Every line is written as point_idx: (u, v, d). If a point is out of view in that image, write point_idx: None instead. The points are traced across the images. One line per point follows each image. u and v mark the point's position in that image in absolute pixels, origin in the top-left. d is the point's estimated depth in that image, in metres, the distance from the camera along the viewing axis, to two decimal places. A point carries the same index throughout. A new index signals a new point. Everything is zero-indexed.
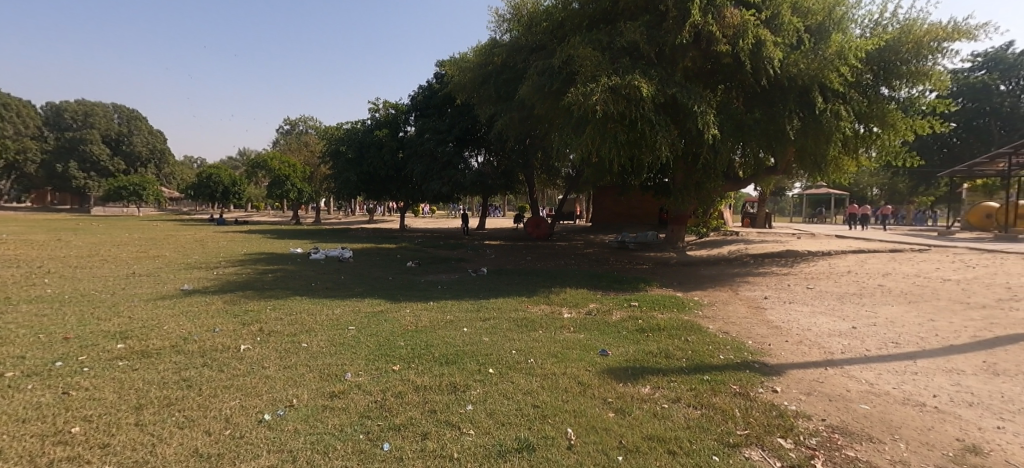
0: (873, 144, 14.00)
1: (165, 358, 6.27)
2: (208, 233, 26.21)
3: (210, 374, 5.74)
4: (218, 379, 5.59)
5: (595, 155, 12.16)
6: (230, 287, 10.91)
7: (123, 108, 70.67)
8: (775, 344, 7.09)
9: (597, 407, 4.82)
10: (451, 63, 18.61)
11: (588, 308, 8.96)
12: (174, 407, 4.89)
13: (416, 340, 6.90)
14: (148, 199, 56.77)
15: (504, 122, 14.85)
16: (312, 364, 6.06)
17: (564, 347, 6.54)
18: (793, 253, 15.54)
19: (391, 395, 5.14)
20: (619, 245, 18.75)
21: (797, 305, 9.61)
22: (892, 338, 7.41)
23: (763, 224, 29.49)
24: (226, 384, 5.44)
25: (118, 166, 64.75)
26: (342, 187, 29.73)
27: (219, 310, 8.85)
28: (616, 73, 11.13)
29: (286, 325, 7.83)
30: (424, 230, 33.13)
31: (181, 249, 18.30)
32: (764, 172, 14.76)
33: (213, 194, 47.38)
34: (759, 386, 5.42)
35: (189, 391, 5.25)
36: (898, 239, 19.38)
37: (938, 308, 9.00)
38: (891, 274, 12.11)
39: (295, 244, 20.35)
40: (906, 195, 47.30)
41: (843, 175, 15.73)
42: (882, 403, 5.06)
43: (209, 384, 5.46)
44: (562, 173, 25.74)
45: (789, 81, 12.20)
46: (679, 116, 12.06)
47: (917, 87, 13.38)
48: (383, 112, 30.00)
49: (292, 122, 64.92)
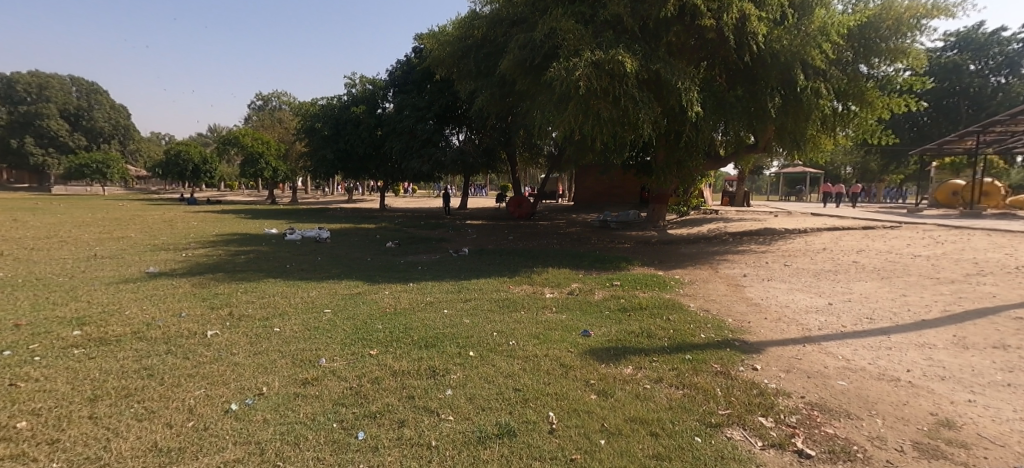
0: (851, 122, 14.12)
1: (125, 346, 6.02)
2: (178, 213, 25.46)
3: (175, 362, 5.53)
4: (182, 368, 5.38)
5: (576, 133, 12.01)
6: (200, 270, 10.58)
7: (84, 82, 67.73)
8: (754, 321, 7.14)
9: (578, 390, 4.77)
10: (429, 36, 18.11)
11: (570, 287, 8.91)
12: (134, 398, 4.69)
13: (395, 323, 6.76)
14: (113, 177, 54.94)
15: (483, 98, 14.56)
16: (285, 350, 5.89)
17: (545, 328, 6.48)
18: (771, 231, 15.69)
19: (368, 381, 5.02)
20: (599, 223, 18.74)
21: (775, 283, 9.70)
22: (867, 314, 7.52)
23: (740, 202, 29.80)
24: (192, 372, 5.25)
25: (79, 142, 62.44)
26: (318, 165, 29.10)
27: (186, 294, 8.56)
28: (597, 48, 10.92)
29: (258, 308, 7.61)
30: (403, 209, 32.70)
31: (148, 230, 17.69)
32: (744, 151, 14.80)
33: (182, 173, 46.00)
34: (739, 364, 5.43)
35: (150, 381, 5.04)
36: (871, 217, 19.76)
37: (910, 284, 9.17)
38: (864, 251, 12.32)
39: (269, 224, 19.84)
40: (877, 174, 48.23)
41: (820, 154, 15.88)
42: (858, 379, 5.12)
43: (172, 373, 5.25)
44: (542, 151, 25.55)
45: (771, 59, 12.15)
46: (660, 93, 11.94)
47: (896, 64, 13.47)
48: (359, 87, 29.27)
49: (263, 98, 63.05)
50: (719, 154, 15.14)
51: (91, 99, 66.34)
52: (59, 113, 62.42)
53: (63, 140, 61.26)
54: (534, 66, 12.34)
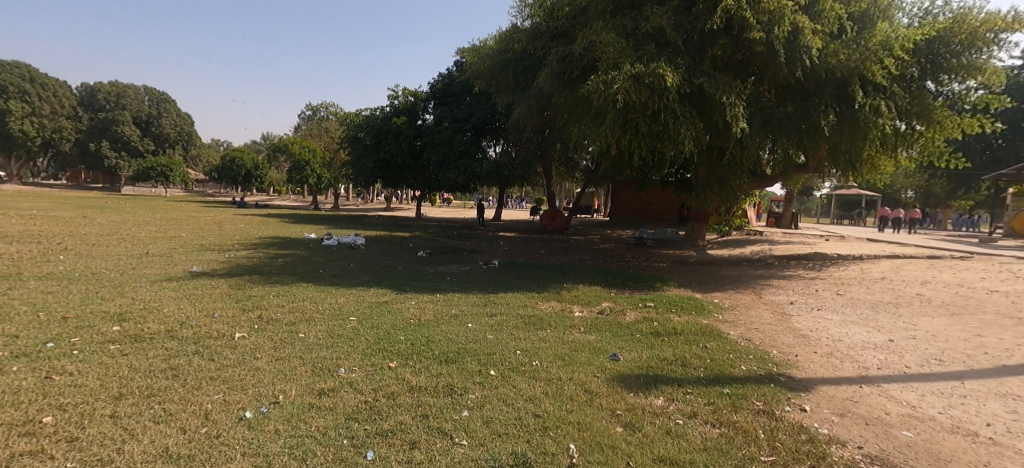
0: (915, 143, 13.12)
1: (157, 344, 6.01)
2: (229, 215, 26.38)
3: (200, 363, 5.45)
4: (206, 370, 5.28)
5: (616, 147, 11.62)
6: (237, 271, 10.73)
7: (154, 90, 72.00)
8: (803, 355, 6.52)
9: (605, 421, 4.36)
10: (470, 49, 18.15)
11: (601, 307, 8.48)
12: (155, 398, 4.59)
13: (417, 335, 6.53)
14: (175, 180, 57.88)
15: (521, 110, 14.38)
16: (306, 357, 5.73)
17: (571, 349, 6.09)
18: (822, 256, 14.71)
19: (383, 395, 4.77)
20: (636, 241, 18.12)
21: (826, 313, 8.96)
22: (934, 354, 6.76)
23: (789, 224, 28.39)
24: (214, 375, 5.14)
25: (146, 146, 66.25)
26: (359, 173, 29.63)
27: (222, 294, 8.62)
28: (640, 60, 10.54)
29: (286, 312, 7.55)
30: (441, 219, 32.87)
31: (198, 230, 18.31)
32: (794, 170, 13.99)
33: (236, 177, 47.97)
34: (786, 403, 4.89)
35: (174, 382, 4.95)
36: (936, 245, 18.31)
37: (985, 323, 8.28)
38: (930, 283, 11.32)
39: (311, 230, 20.18)
40: (943, 199, 45.24)
41: (879, 176, 14.86)
42: (927, 431, 4.50)
43: (196, 375, 5.15)
44: (580, 166, 25.16)
45: (827, 73, 11.45)
46: (706, 108, 11.42)
47: (969, 81, 12.44)
48: (401, 98, 29.78)
49: (314, 108, 65.08)
50: (765, 173, 14.39)
51: (160, 106, 70.31)
52: (131, 119, 66.47)
53: (133, 144, 65.11)
54: (573, 78, 12.08)
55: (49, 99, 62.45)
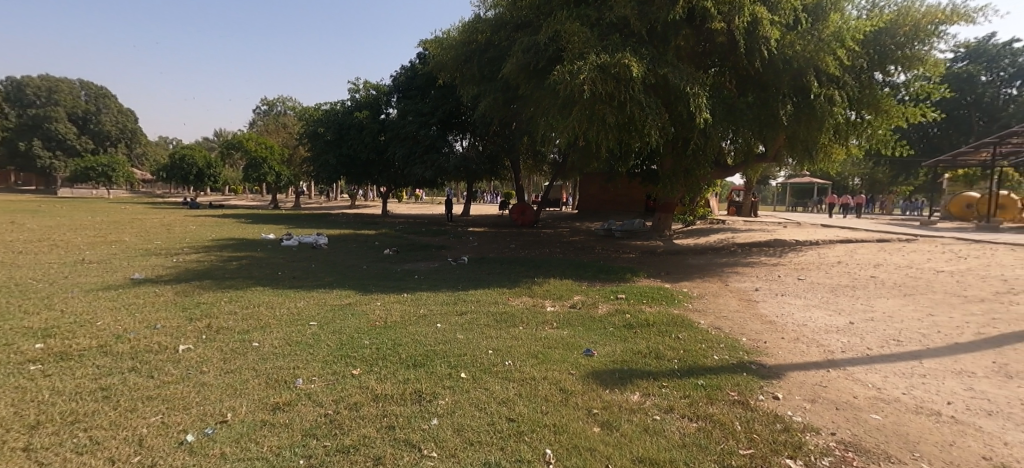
0: (864, 132, 13.59)
1: (88, 362, 5.55)
2: (178, 217, 25.16)
3: (137, 382, 5.05)
4: (143, 389, 4.90)
5: (582, 138, 11.55)
6: (186, 277, 10.14)
7: (91, 85, 68.18)
8: (771, 342, 6.59)
9: (581, 421, 4.25)
10: (433, 41, 17.75)
11: (572, 300, 8.39)
12: (80, 425, 4.21)
13: (383, 338, 6.27)
14: (118, 181, 54.89)
15: (486, 103, 14.15)
16: (260, 368, 5.40)
17: (544, 346, 5.96)
18: (781, 242, 15.09)
19: (345, 407, 4.52)
20: (604, 232, 18.17)
21: (790, 298, 9.14)
22: (893, 335, 6.96)
23: (748, 212, 29.18)
24: (152, 395, 4.76)
25: (85, 145, 62.64)
26: (321, 170, 28.79)
27: (166, 303, 8.09)
28: (605, 50, 10.49)
29: (239, 320, 7.14)
30: (406, 215, 32.29)
31: (144, 234, 17.34)
32: (754, 160, 14.27)
33: (186, 176, 45.88)
34: (759, 392, 4.89)
35: (103, 405, 4.55)
36: (885, 229, 19.10)
37: (936, 302, 8.61)
38: (883, 265, 11.74)
39: (268, 230, 19.43)
40: (887, 185, 47.39)
41: (831, 163, 15.33)
42: (894, 413, 4.58)
43: (130, 395, 4.76)
44: (547, 159, 25.12)
45: (784, 64, 11.67)
46: (669, 98, 11.46)
47: (912, 72, 12.97)
48: (363, 92, 29.03)
49: (268, 103, 62.84)
50: (725, 163, 14.62)
51: (99, 102, 66.61)
52: (67, 116, 62.75)
53: (70, 143, 61.37)
54: (538, 69, 11.86)
55: None
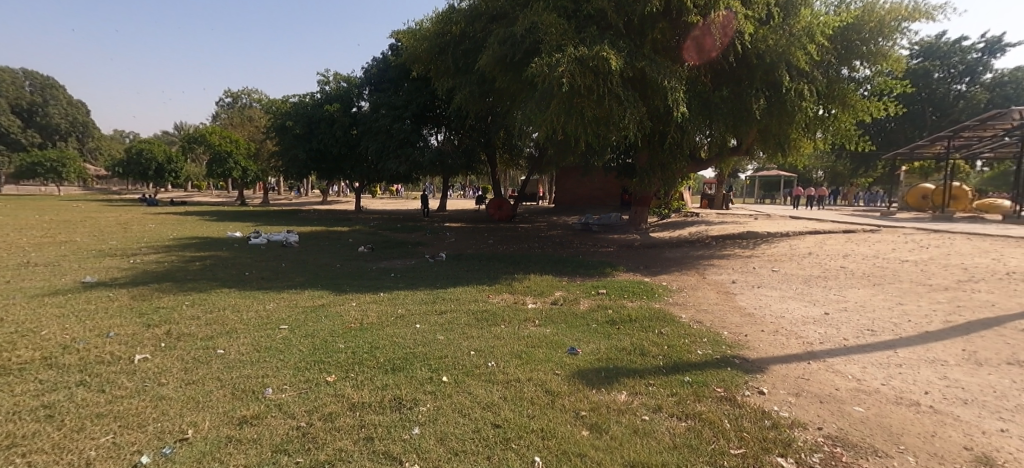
0: (830, 126, 13.87)
1: (30, 376, 5.18)
2: (136, 214, 24.09)
3: (86, 397, 4.73)
4: (92, 405, 4.59)
5: (559, 132, 11.42)
6: (145, 279, 9.65)
7: (37, 75, 64.78)
8: (752, 334, 6.62)
9: (568, 425, 4.15)
10: (405, 33, 17.33)
11: (553, 297, 8.29)
12: (18, 449, 3.92)
13: (359, 341, 6.05)
14: (69, 177, 52.31)
15: (460, 96, 13.91)
16: (225, 378, 5.14)
17: (528, 345, 5.84)
18: (753, 234, 15.32)
19: (319, 418, 4.32)
20: (580, 226, 18.16)
21: (766, 290, 9.25)
22: (867, 325, 7.09)
23: (719, 205, 29.81)
24: (103, 411, 4.47)
25: (32, 139, 59.57)
26: (289, 165, 28.00)
27: (121, 309, 7.66)
28: (582, 43, 10.41)
29: (202, 325, 6.81)
30: (379, 211, 31.74)
31: (99, 233, 16.55)
32: (727, 153, 14.41)
33: (144, 172, 44.07)
34: (744, 388, 4.88)
35: (46, 425, 4.25)
36: (850, 220, 19.65)
37: (904, 292, 8.83)
38: (851, 256, 12.01)
39: (233, 227, 18.78)
40: (847, 178, 48.77)
41: (800, 157, 15.60)
42: (875, 404, 4.63)
43: (78, 413, 4.45)
44: (523, 153, 24.97)
45: (757, 59, 11.81)
46: (645, 91, 11.42)
47: (876, 67, 13.26)
48: (333, 84, 28.33)
49: (232, 95, 60.92)
50: (699, 157, 14.74)
51: (47, 94, 63.56)
52: (11, 108, 59.57)
53: (15, 137, 58.20)
54: (514, 62, 11.67)
55: None
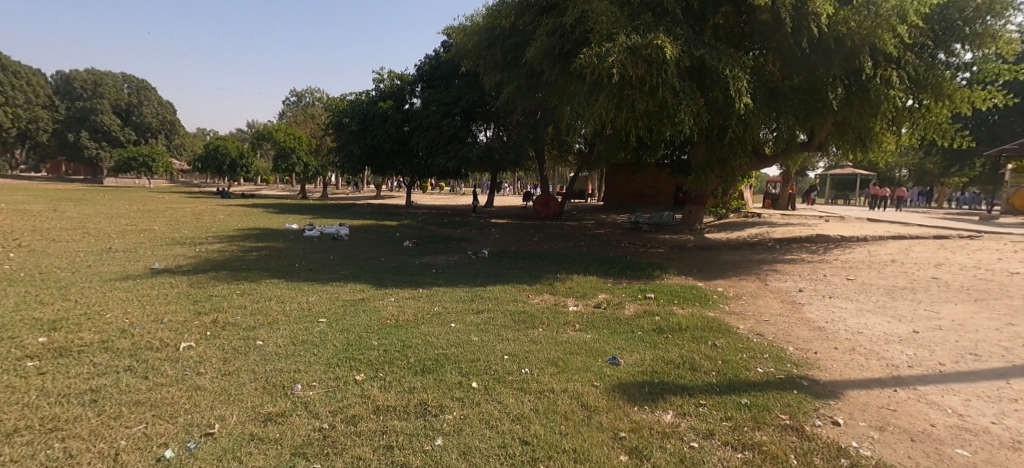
0: (919, 119, 12.38)
1: (85, 359, 5.20)
2: (211, 206, 25.47)
3: (130, 383, 4.64)
4: (134, 392, 4.48)
5: (611, 126, 10.77)
6: (204, 267, 9.94)
7: (133, 78, 70.55)
8: (823, 352, 5.82)
9: (605, 448, 3.65)
10: (457, 29, 17.20)
11: (596, 299, 7.76)
12: (59, 433, 3.83)
13: (392, 339, 5.79)
14: (158, 171, 56.44)
15: (509, 91, 13.56)
16: (259, 370, 4.97)
17: (565, 352, 5.38)
18: (825, 238, 14.01)
19: (342, 421, 4.02)
20: (632, 225, 17.37)
21: (840, 301, 8.26)
22: (967, 348, 6.09)
23: (786, 205, 27.83)
24: (141, 399, 4.34)
25: (128, 136, 64.87)
26: (346, 160, 28.74)
27: (178, 296, 7.80)
28: (637, 31, 9.75)
29: (247, 316, 6.77)
30: (431, 207, 32.04)
31: (175, 222, 17.50)
32: (797, 148, 13.23)
33: (220, 167, 46.81)
34: (814, 416, 4.20)
35: (88, 410, 4.15)
36: (940, 224, 17.64)
37: (1013, 310, 7.61)
38: (944, 265, 10.64)
39: (294, 220, 19.37)
40: (936, 177, 44.53)
41: (882, 153, 14.09)
42: (985, 449, 3.86)
43: (119, 399, 4.35)
44: (575, 149, 24.33)
45: (835, 45, 10.70)
46: (705, 82, 10.60)
47: (980, 51, 11.70)
48: (388, 82, 28.74)
49: (297, 94, 63.68)
50: (763, 153, 13.60)
51: (140, 95, 69.05)
52: (111, 108, 65.08)
53: (114, 134, 63.59)
54: (565, 53, 11.13)
55: (24, 88, 60.71)
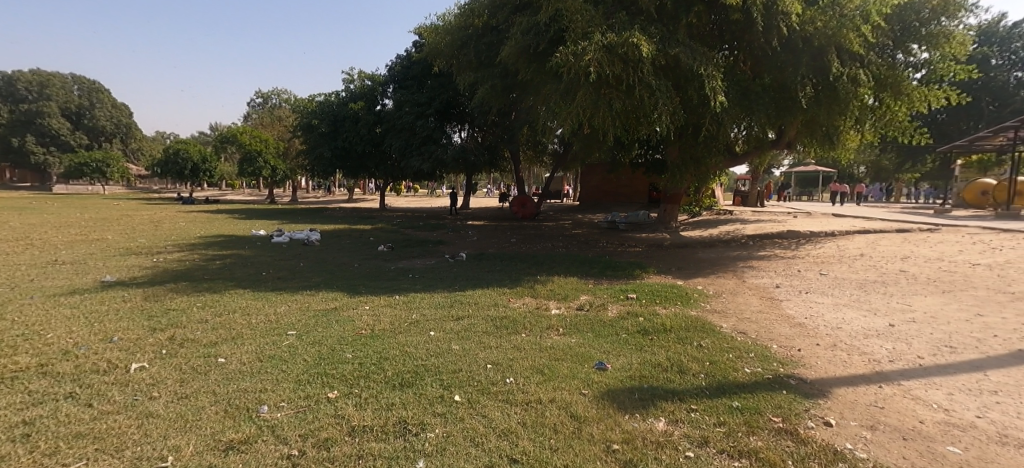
0: (881, 117, 12.68)
1: (19, 387, 4.76)
2: (171, 212, 24.46)
3: (70, 413, 4.24)
4: (74, 423, 4.09)
5: (586, 126, 10.65)
6: (161, 279, 9.40)
7: (83, 79, 67.65)
8: (806, 349, 5.80)
9: (599, 462, 3.48)
10: (428, 29, 16.87)
11: (578, 301, 7.62)
12: None
13: (368, 351, 5.52)
14: (112, 176, 54.08)
15: (484, 91, 13.33)
16: (220, 391, 4.63)
17: (551, 358, 5.21)
18: (795, 234, 14.24)
19: (313, 446, 3.75)
20: (608, 225, 17.37)
21: (816, 297, 8.32)
22: (943, 340, 6.17)
23: (754, 202, 28.38)
24: (82, 431, 3.95)
25: (79, 140, 62.01)
26: (316, 163, 28.02)
27: (130, 311, 7.31)
28: (611, 29, 9.67)
29: (207, 331, 6.37)
30: (404, 209, 31.50)
31: (130, 231, 16.64)
32: (767, 146, 13.40)
33: (181, 171, 45.12)
34: (807, 417, 4.12)
35: (19, 447, 3.75)
36: (902, 218, 18.18)
37: (980, 300, 7.79)
38: (910, 258, 10.90)
39: (260, 226, 18.70)
40: (891, 173, 46.31)
41: (846, 150, 14.39)
42: (974, 445, 3.84)
43: (56, 431, 3.95)
44: (549, 150, 24.27)
45: (803, 44, 10.83)
46: (679, 81, 10.59)
47: (936, 51, 12.05)
48: (358, 82, 28.17)
49: (263, 96, 62.19)
50: (734, 151, 13.74)
51: (91, 96, 66.22)
52: (59, 111, 62.14)
53: (64, 138, 60.69)
54: (539, 52, 10.94)
55: None
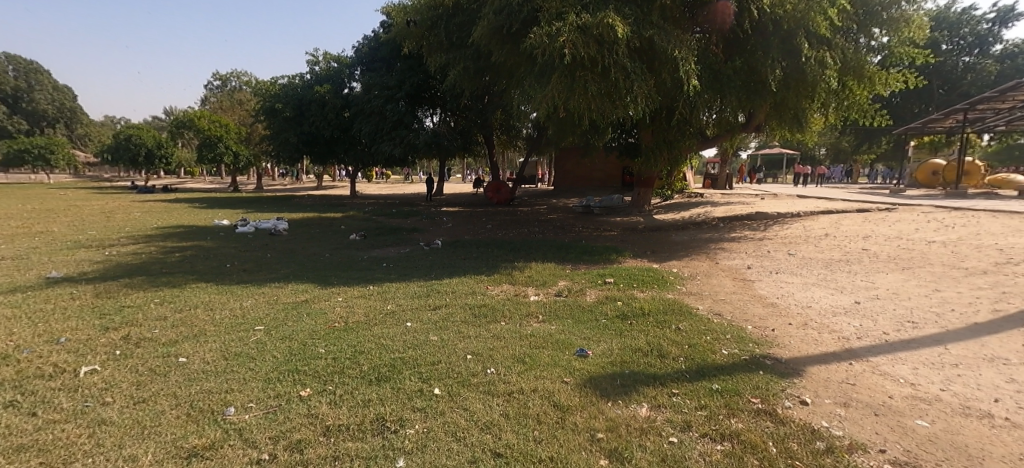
0: (844, 99, 12.97)
1: None
2: (124, 203, 23.33)
3: (11, 424, 3.98)
4: (16, 435, 3.83)
5: (560, 109, 10.54)
6: (114, 274, 8.96)
7: (20, 60, 63.83)
8: (779, 329, 5.92)
9: (584, 452, 3.47)
10: (397, 8, 16.39)
11: (557, 287, 7.60)
12: None
13: (342, 345, 5.37)
14: (57, 164, 51.28)
15: (456, 73, 13.05)
16: (182, 394, 4.43)
17: (532, 346, 5.16)
18: (763, 215, 14.54)
19: (285, 448, 3.62)
20: (581, 209, 17.42)
21: (786, 277, 8.51)
22: (906, 316, 6.38)
23: (724, 185, 28.91)
24: (25, 443, 3.71)
25: (19, 126, 58.49)
26: (280, 149, 27.14)
27: (80, 310, 6.93)
28: (585, 10, 9.53)
29: (166, 328, 6.10)
30: (374, 196, 30.89)
31: (78, 222, 15.81)
32: (736, 129, 13.60)
33: (134, 158, 43.12)
34: (783, 397, 4.20)
35: None
36: (863, 199, 18.78)
37: (938, 277, 8.10)
38: (872, 237, 11.25)
39: (222, 215, 18.06)
40: (849, 154, 47.84)
41: (811, 133, 14.72)
42: (940, 418, 3.97)
43: None
44: (521, 134, 24.13)
45: (773, 27, 10.91)
46: (652, 63, 10.56)
47: (894, 35, 12.38)
48: (324, 65, 27.35)
49: (221, 78, 59.92)
50: (705, 134, 13.89)
51: (29, 78, 62.80)
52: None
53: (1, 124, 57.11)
54: (512, 33, 10.72)
55: None
